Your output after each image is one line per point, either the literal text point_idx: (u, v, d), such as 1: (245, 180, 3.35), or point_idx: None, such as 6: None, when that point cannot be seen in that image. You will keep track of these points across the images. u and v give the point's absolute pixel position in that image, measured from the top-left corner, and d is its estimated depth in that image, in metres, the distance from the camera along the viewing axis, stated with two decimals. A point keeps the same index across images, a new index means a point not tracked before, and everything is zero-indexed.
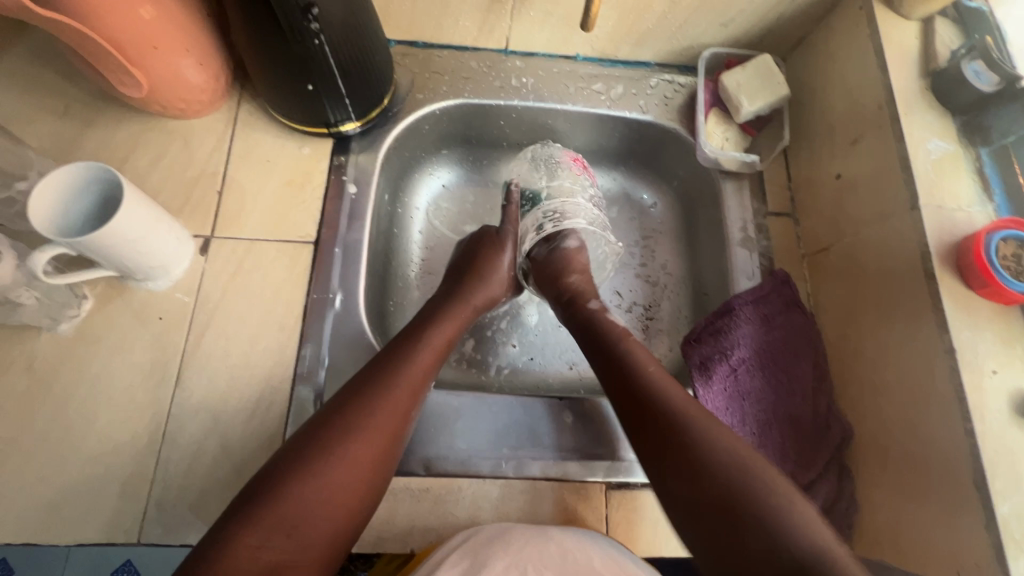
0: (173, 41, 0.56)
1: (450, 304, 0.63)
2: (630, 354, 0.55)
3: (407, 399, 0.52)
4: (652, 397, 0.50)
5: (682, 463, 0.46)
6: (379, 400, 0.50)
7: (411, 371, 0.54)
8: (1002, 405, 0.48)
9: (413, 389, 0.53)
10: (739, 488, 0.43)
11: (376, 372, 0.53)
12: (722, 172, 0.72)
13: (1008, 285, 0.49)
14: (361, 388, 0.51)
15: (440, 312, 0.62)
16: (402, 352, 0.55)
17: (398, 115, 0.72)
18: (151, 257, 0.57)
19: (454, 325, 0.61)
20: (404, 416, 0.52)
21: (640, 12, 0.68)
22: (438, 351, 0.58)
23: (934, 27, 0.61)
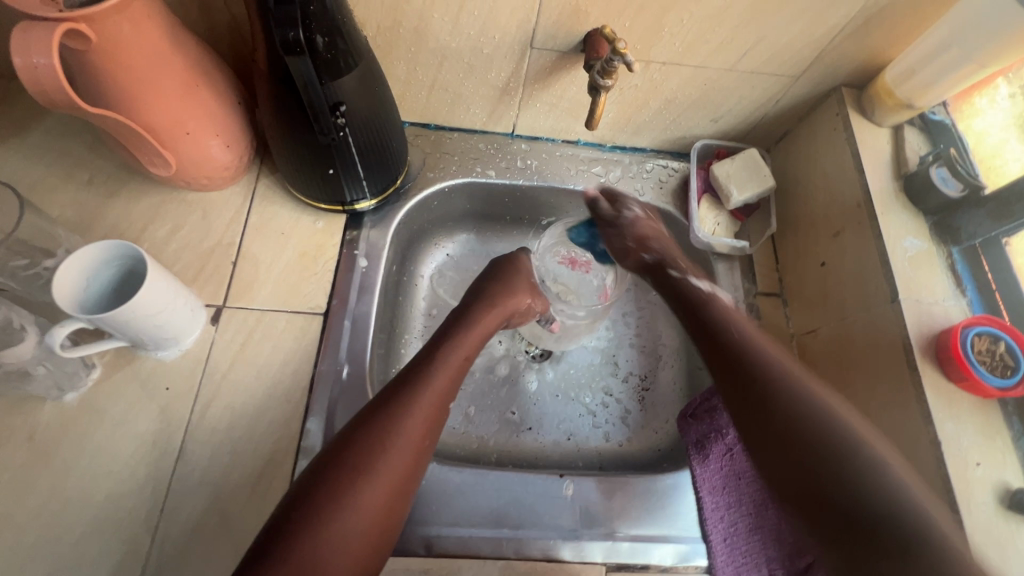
0: (204, 127, 0.59)
1: (467, 324, 0.63)
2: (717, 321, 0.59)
3: (433, 413, 0.54)
4: (748, 360, 0.53)
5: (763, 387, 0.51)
6: (397, 433, 0.51)
7: (430, 395, 0.54)
8: (987, 497, 0.50)
9: (434, 414, 0.54)
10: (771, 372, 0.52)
11: (395, 390, 0.54)
12: (715, 253, 0.76)
13: (984, 379, 0.52)
14: (378, 421, 0.51)
15: (460, 326, 0.63)
16: (421, 368, 0.56)
17: (409, 193, 0.76)
18: (166, 328, 0.58)
19: (472, 342, 0.62)
20: (422, 443, 0.52)
21: (638, 107, 0.74)
22: (454, 372, 0.58)
23: (903, 134, 0.67)
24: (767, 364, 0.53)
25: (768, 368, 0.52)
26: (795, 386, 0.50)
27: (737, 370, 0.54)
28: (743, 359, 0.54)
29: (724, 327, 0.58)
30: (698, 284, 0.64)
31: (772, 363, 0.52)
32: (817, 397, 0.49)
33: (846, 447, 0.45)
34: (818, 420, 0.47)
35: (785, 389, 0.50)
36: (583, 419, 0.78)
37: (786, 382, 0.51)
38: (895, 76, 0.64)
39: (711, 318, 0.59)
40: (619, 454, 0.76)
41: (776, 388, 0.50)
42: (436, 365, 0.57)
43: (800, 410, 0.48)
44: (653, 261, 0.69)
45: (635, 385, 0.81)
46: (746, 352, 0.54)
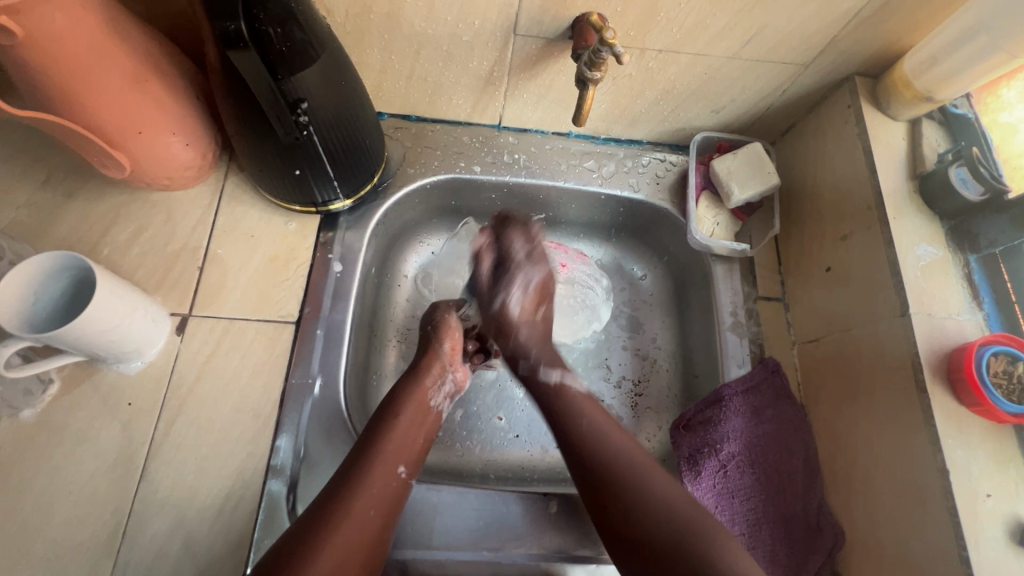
0: (160, 126, 0.55)
1: (410, 384, 0.60)
2: (564, 416, 0.58)
3: (381, 499, 0.51)
4: (600, 471, 0.53)
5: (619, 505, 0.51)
6: (346, 515, 0.48)
7: (381, 472, 0.52)
8: (998, 532, 0.47)
9: (386, 497, 0.52)
10: (614, 476, 0.52)
11: (349, 470, 0.51)
12: (713, 256, 0.72)
13: (1000, 405, 0.48)
14: (329, 503, 0.49)
15: (405, 393, 0.59)
16: (374, 443, 0.54)
17: (388, 190, 0.71)
18: (125, 343, 0.55)
19: (416, 414, 0.58)
20: (374, 528, 0.50)
21: (632, 97, 0.68)
22: (403, 444, 0.55)
23: (920, 129, 0.62)
24: (612, 467, 0.53)
25: (612, 472, 0.52)
26: (643, 487, 0.51)
27: (591, 472, 0.53)
28: (598, 461, 0.53)
29: (571, 420, 0.57)
30: (548, 375, 0.62)
31: (606, 447, 0.54)
32: (670, 501, 0.50)
33: (696, 544, 0.47)
34: (679, 535, 0.48)
35: (637, 494, 0.50)
36: None
37: (637, 488, 0.51)
38: (914, 66, 0.58)
39: (563, 407, 0.59)
40: None
41: (630, 500, 0.50)
42: (384, 438, 0.54)
43: (657, 524, 0.49)
44: (507, 354, 0.65)
45: (627, 391, 0.75)
46: (591, 460, 0.54)
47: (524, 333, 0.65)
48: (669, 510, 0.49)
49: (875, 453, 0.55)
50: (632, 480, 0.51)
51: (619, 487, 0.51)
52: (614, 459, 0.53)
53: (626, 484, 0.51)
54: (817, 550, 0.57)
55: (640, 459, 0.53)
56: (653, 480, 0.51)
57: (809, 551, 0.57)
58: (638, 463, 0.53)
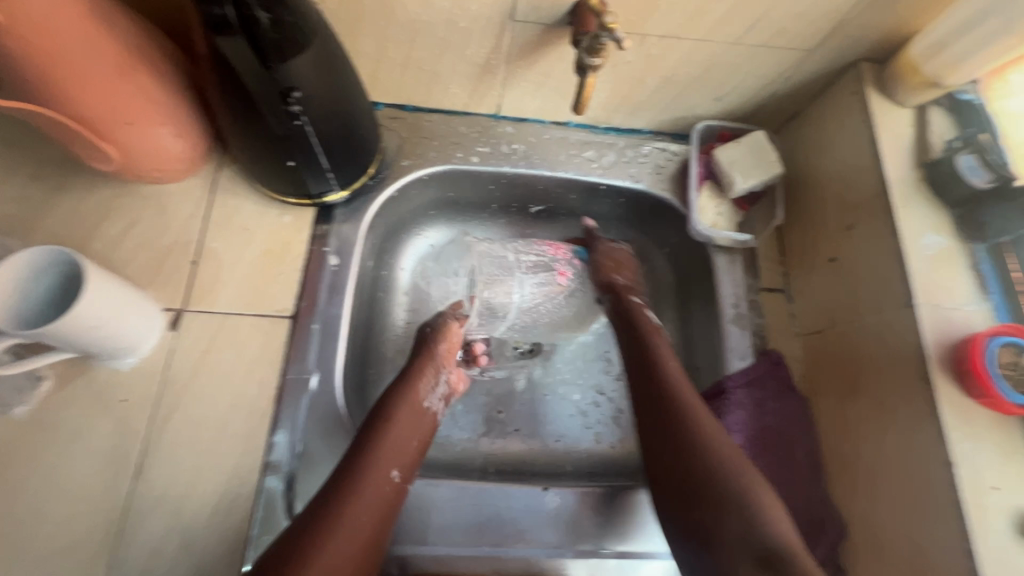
0: (148, 116, 0.54)
1: (401, 390, 0.60)
2: (645, 354, 0.59)
3: (376, 502, 0.50)
4: (668, 404, 0.54)
5: (679, 434, 0.51)
6: (338, 516, 0.47)
7: (372, 477, 0.51)
8: (1005, 525, 0.46)
9: (378, 502, 0.50)
10: (677, 411, 0.53)
11: (344, 473, 0.50)
12: (715, 246, 0.71)
13: (1007, 396, 0.48)
14: (320, 506, 0.48)
15: (394, 397, 0.59)
16: (365, 448, 0.53)
17: (384, 182, 0.70)
18: (118, 339, 0.54)
19: (409, 418, 0.57)
20: (371, 531, 0.48)
21: (633, 85, 0.67)
22: (396, 450, 0.54)
23: (927, 116, 0.61)
24: (680, 407, 0.53)
25: (675, 408, 0.53)
26: (704, 428, 0.51)
27: (660, 406, 0.54)
28: (671, 394, 0.54)
29: (654, 357, 0.59)
30: (649, 316, 0.65)
31: (678, 387, 0.55)
32: (728, 450, 0.50)
33: (738, 491, 0.47)
34: (725, 470, 0.48)
35: (698, 433, 0.51)
36: (573, 419, 0.74)
37: (697, 428, 0.51)
38: (922, 51, 0.57)
39: (643, 345, 0.61)
40: (610, 457, 0.72)
41: (689, 438, 0.51)
42: (377, 443, 0.53)
43: (711, 464, 0.49)
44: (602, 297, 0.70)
45: None
46: (665, 392, 0.55)
47: (623, 278, 0.70)
48: (724, 457, 0.49)
49: (880, 445, 0.55)
50: (694, 421, 0.52)
51: (685, 420, 0.52)
52: (684, 398, 0.54)
53: (694, 424, 0.52)
54: (819, 543, 0.56)
55: (704, 413, 0.53)
56: (705, 424, 0.52)
57: (811, 545, 0.57)
58: (700, 411, 0.53)
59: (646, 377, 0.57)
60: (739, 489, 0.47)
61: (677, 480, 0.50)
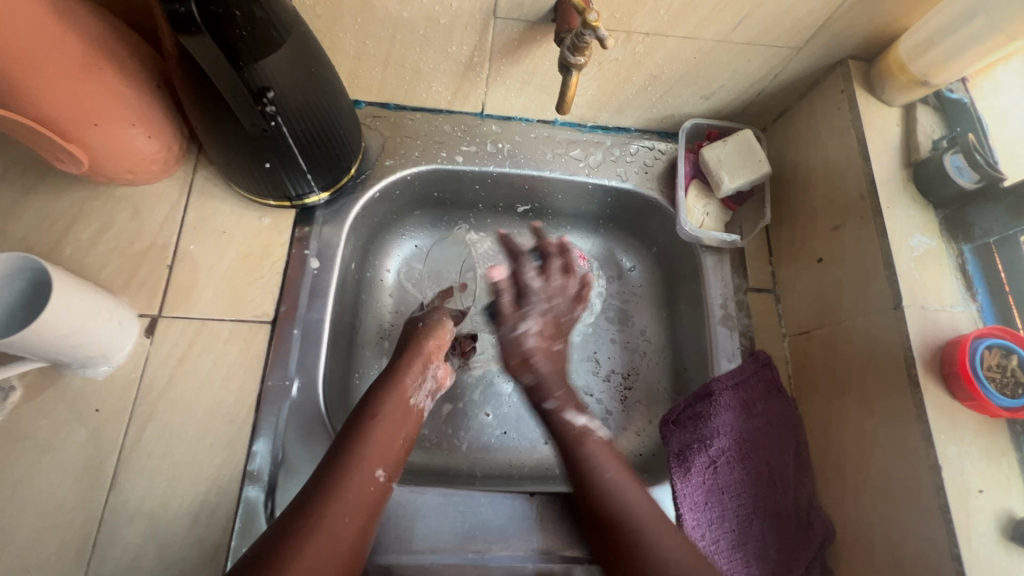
0: (118, 117, 0.52)
1: (387, 383, 0.58)
2: (584, 469, 0.54)
3: (360, 498, 0.49)
4: (624, 539, 0.49)
5: (637, 573, 0.47)
6: (323, 516, 0.46)
7: (357, 474, 0.50)
8: (989, 528, 0.46)
9: (364, 502, 0.49)
10: (633, 540, 0.49)
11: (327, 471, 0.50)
12: (703, 247, 0.70)
13: (993, 399, 0.47)
14: (303, 506, 0.47)
15: (378, 391, 0.57)
16: (350, 444, 0.52)
17: (367, 182, 0.68)
18: (90, 348, 0.52)
19: (395, 410, 0.56)
20: (355, 526, 0.48)
21: (620, 83, 0.66)
22: (382, 448, 0.53)
23: (915, 115, 0.60)
24: (632, 534, 0.49)
25: (632, 536, 0.49)
26: (661, 556, 0.47)
27: (611, 536, 0.50)
28: (618, 521, 0.50)
29: (591, 480, 0.53)
30: (572, 419, 0.58)
31: (628, 510, 0.51)
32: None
33: None
34: None
35: (652, 566, 0.47)
36: None
37: (656, 559, 0.47)
38: (910, 49, 0.56)
39: (579, 459, 0.55)
40: None
41: (648, 573, 0.47)
42: (363, 441, 0.52)
43: None
44: (530, 385, 0.61)
45: (616, 384, 0.73)
46: (615, 523, 0.50)
47: (533, 375, 0.61)
48: None
49: (867, 447, 0.54)
50: (650, 547, 0.48)
51: (641, 552, 0.48)
52: (638, 524, 0.49)
53: (650, 553, 0.48)
54: (807, 545, 0.56)
55: (661, 527, 0.49)
56: (659, 547, 0.48)
57: (799, 547, 0.56)
58: (654, 532, 0.49)
59: (591, 500, 0.53)
60: None
61: None
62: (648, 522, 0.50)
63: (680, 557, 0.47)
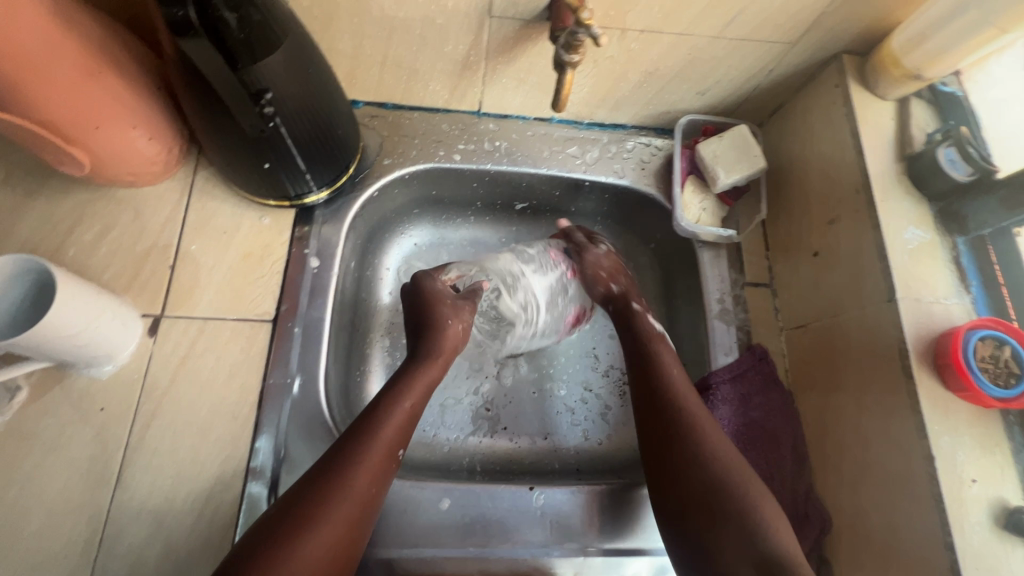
0: (118, 119, 0.52)
1: (418, 365, 0.59)
2: (648, 365, 0.59)
3: (378, 473, 0.51)
4: (679, 427, 0.53)
5: (684, 452, 0.52)
6: (321, 518, 0.46)
7: (378, 447, 0.51)
8: (982, 517, 0.47)
9: (382, 472, 0.51)
10: (689, 426, 0.53)
11: (348, 442, 0.51)
12: (699, 242, 0.70)
13: (986, 390, 0.48)
14: (300, 508, 0.46)
15: (407, 374, 0.58)
16: (371, 420, 0.53)
17: (365, 182, 0.69)
18: (95, 348, 0.53)
19: (417, 393, 0.57)
20: (370, 497, 0.50)
21: (615, 80, 0.66)
22: (388, 450, 0.52)
23: (909, 109, 0.60)
24: (685, 420, 0.54)
25: (688, 423, 0.53)
26: (711, 442, 0.52)
27: (666, 418, 0.54)
28: (672, 408, 0.55)
29: (659, 373, 0.58)
30: (653, 322, 0.64)
31: (688, 401, 0.55)
32: (736, 475, 0.50)
33: (745, 503, 0.48)
34: (725, 483, 0.49)
35: (701, 447, 0.52)
36: (561, 416, 0.74)
37: (708, 444, 0.52)
38: (902, 43, 0.56)
39: (650, 359, 0.60)
40: (598, 453, 0.72)
41: (704, 454, 0.51)
42: (383, 420, 0.53)
43: (718, 478, 0.50)
44: (610, 295, 0.69)
45: None
46: (671, 408, 0.55)
47: (619, 284, 0.70)
48: (724, 471, 0.50)
49: (863, 440, 0.55)
50: (699, 436, 0.52)
51: (692, 441, 0.52)
52: (695, 414, 0.54)
53: (702, 441, 0.52)
54: (803, 537, 0.57)
55: (712, 425, 0.54)
56: (710, 433, 0.53)
57: (795, 538, 0.57)
58: (705, 424, 0.53)
59: (649, 389, 0.57)
60: (743, 501, 0.48)
61: (675, 496, 0.51)
62: (709, 420, 0.54)
63: (727, 454, 0.51)
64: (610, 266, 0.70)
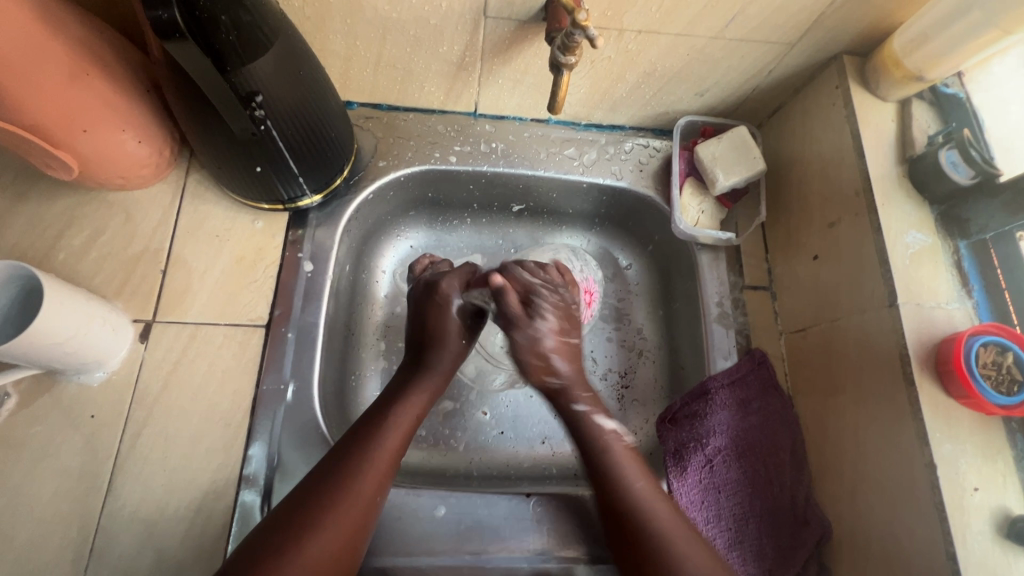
0: (106, 122, 0.51)
1: (422, 375, 0.60)
2: (613, 476, 0.55)
3: (381, 479, 0.51)
4: (650, 554, 0.49)
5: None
6: (321, 526, 0.46)
7: (381, 452, 0.52)
8: (984, 526, 0.46)
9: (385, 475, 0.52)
10: (662, 551, 0.49)
11: (350, 446, 0.52)
12: (698, 245, 0.70)
13: (988, 397, 0.47)
14: (302, 511, 0.47)
15: (409, 384, 0.59)
16: (373, 425, 0.54)
17: (360, 184, 0.68)
18: (85, 355, 0.52)
19: (421, 401, 0.58)
20: (374, 499, 0.50)
21: (613, 81, 0.65)
22: (390, 460, 0.52)
23: (910, 110, 0.60)
24: (657, 543, 0.49)
25: (660, 548, 0.49)
26: (685, 566, 0.48)
27: (634, 542, 0.50)
28: (639, 528, 0.51)
29: (618, 486, 0.54)
30: (601, 424, 0.58)
31: (656, 518, 0.51)
32: None
33: None
34: None
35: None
36: (559, 421, 0.73)
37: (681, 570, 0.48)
38: (904, 44, 0.55)
39: (604, 471, 0.55)
40: None
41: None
42: (386, 425, 0.54)
43: None
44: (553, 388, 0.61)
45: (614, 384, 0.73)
46: (640, 531, 0.50)
47: (557, 378, 0.61)
48: None
49: (864, 446, 0.54)
50: (676, 561, 0.48)
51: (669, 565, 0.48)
52: (665, 536, 0.50)
53: (677, 567, 0.48)
54: (802, 545, 0.56)
55: (688, 540, 0.50)
56: (687, 558, 0.48)
57: (795, 546, 0.56)
58: (678, 543, 0.49)
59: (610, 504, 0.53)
60: None
61: None
62: (681, 537, 0.50)
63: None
64: (556, 345, 0.61)
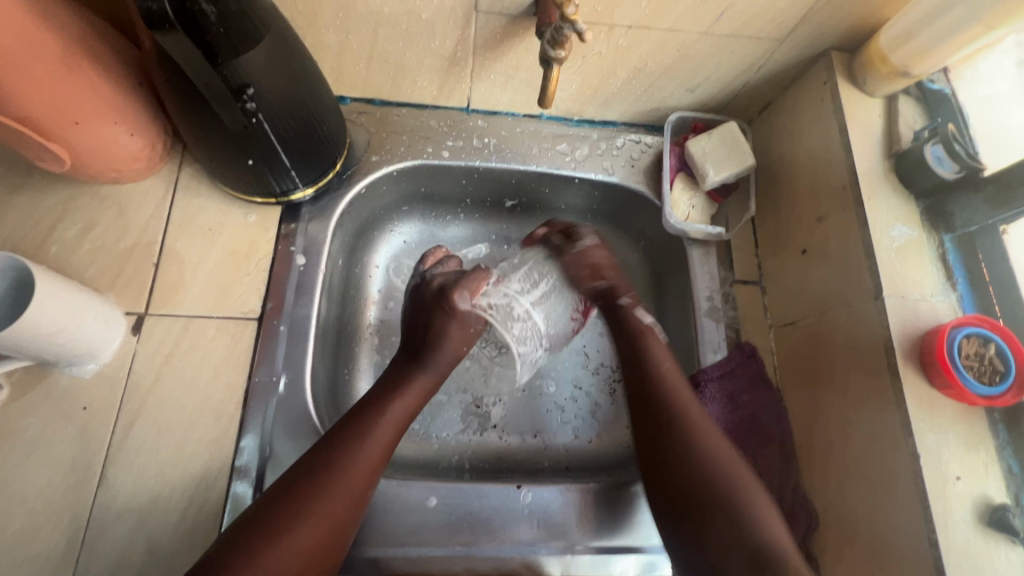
0: (99, 115, 0.52)
1: (425, 364, 0.59)
2: (662, 406, 0.56)
3: (368, 477, 0.51)
4: (707, 483, 0.51)
5: (712, 511, 0.50)
6: (302, 520, 0.47)
7: (368, 449, 0.52)
8: (966, 514, 0.47)
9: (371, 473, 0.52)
10: (713, 484, 0.50)
11: (336, 442, 0.51)
12: (689, 239, 0.70)
13: (970, 387, 0.48)
14: (286, 503, 0.47)
15: (404, 379, 0.58)
16: (362, 422, 0.53)
17: (353, 178, 0.68)
18: (77, 346, 0.52)
19: (415, 397, 0.57)
20: (361, 495, 0.51)
21: (604, 76, 0.66)
22: (378, 459, 0.52)
23: (897, 106, 0.61)
24: (711, 472, 0.51)
25: (713, 480, 0.51)
26: (742, 495, 0.50)
27: (693, 470, 0.52)
28: (694, 459, 0.52)
29: (676, 411, 0.55)
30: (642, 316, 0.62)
31: (712, 450, 0.52)
32: (770, 537, 0.48)
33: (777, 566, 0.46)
34: (762, 551, 0.47)
35: (728, 506, 0.49)
36: (550, 414, 0.74)
37: (731, 506, 0.49)
38: (890, 40, 0.56)
39: (662, 392, 0.57)
40: (587, 451, 0.72)
41: (723, 511, 0.49)
42: (375, 422, 0.54)
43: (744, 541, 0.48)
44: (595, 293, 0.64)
45: (606, 377, 0.76)
46: (693, 457, 0.52)
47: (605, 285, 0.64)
48: (751, 533, 0.48)
49: (850, 437, 0.55)
50: (730, 497, 0.50)
51: (717, 497, 0.50)
52: (723, 468, 0.51)
53: (727, 499, 0.50)
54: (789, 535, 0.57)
55: (742, 474, 0.51)
56: (743, 495, 0.50)
57: None
58: (737, 475, 0.51)
59: (660, 425, 0.55)
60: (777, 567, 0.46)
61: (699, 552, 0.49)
62: (735, 471, 0.51)
63: (766, 511, 0.49)
64: (600, 256, 0.64)
